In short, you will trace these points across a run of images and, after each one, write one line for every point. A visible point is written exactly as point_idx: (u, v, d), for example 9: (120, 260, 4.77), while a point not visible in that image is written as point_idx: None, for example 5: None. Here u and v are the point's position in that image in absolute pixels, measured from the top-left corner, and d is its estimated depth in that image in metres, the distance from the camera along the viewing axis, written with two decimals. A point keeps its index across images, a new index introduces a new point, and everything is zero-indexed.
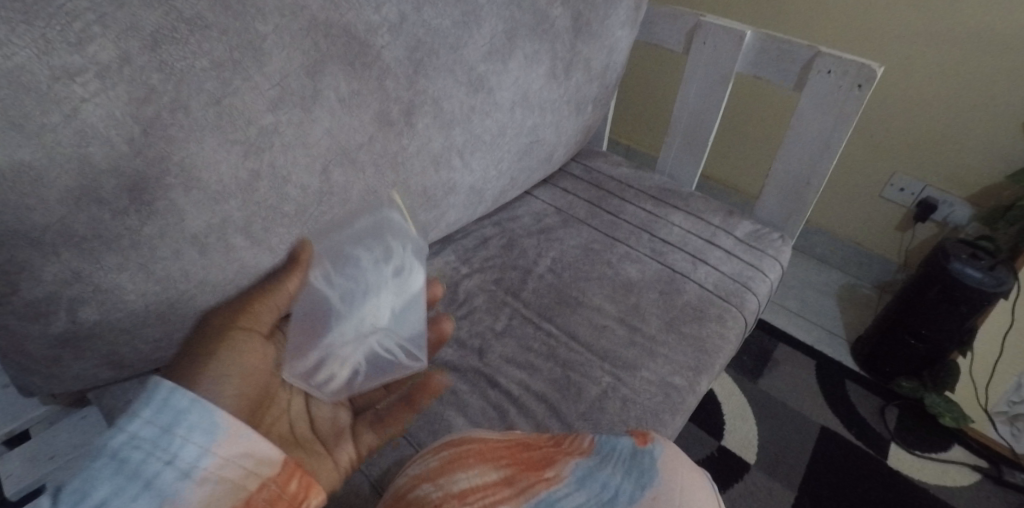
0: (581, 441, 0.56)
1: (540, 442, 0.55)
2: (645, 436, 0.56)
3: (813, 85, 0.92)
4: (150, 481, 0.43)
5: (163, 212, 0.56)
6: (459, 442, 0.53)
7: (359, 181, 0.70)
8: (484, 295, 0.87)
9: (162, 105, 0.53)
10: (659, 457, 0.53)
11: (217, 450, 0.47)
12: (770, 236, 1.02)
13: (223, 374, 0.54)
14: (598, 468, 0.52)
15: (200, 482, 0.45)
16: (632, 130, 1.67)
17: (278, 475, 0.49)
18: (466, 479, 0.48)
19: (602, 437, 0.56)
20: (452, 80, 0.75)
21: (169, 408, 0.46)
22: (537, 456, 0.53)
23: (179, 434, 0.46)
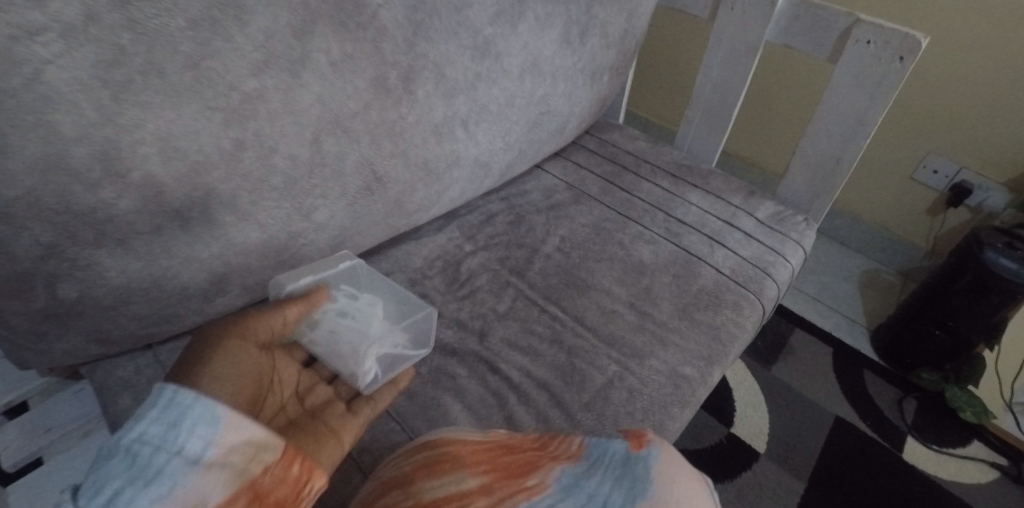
0: (569, 445, 0.53)
1: (525, 445, 0.52)
2: (641, 440, 0.53)
3: (850, 56, 0.84)
4: (160, 471, 0.39)
5: (140, 184, 0.52)
6: (437, 445, 0.51)
7: (354, 152, 0.65)
8: (488, 274, 0.83)
9: (134, 68, 0.48)
10: (653, 463, 0.50)
11: (221, 439, 0.42)
12: (794, 218, 0.96)
13: (217, 371, 0.51)
14: (585, 475, 0.48)
15: (207, 470, 0.41)
16: (650, 102, 1.59)
17: (281, 460, 0.44)
18: (439, 486, 0.45)
19: (592, 441, 0.53)
20: (456, 44, 0.69)
21: (171, 400, 0.42)
22: (520, 460, 0.49)
23: (185, 427, 0.41)
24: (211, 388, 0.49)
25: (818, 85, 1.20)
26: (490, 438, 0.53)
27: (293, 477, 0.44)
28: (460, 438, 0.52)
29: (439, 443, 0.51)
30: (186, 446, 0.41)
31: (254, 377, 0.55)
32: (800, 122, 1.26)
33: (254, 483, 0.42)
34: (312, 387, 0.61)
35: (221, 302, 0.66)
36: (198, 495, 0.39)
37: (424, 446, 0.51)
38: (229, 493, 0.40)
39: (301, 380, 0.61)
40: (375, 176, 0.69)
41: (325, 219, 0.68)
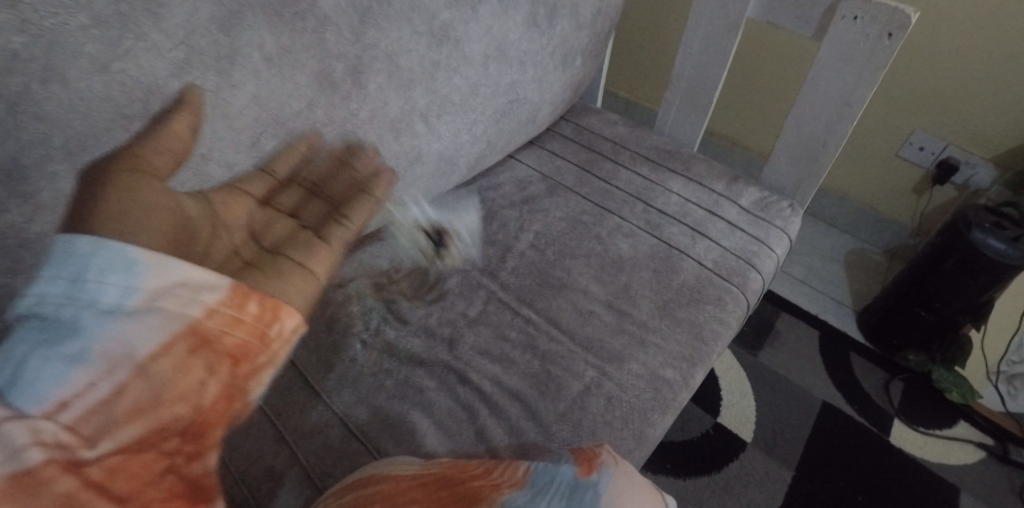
0: (514, 470, 0.47)
1: (465, 474, 0.46)
2: (591, 463, 0.48)
3: (836, 32, 0.79)
4: (77, 327, 0.37)
5: (53, 204, 0.47)
6: (368, 482, 0.45)
7: (301, 155, 0.60)
8: (459, 275, 0.78)
9: (29, 76, 0.42)
10: (604, 491, 0.46)
11: (145, 283, 0.41)
12: (779, 204, 0.92)
13: (134, 216, 0.45)
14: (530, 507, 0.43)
15: (134, 316, 0.39)
16: (631, 81, 1.53)
17: (226, 300, 0.44)
18: None
19: (539, 465, 0.47)
20: (409, 31, 0.63)
21: (71, 252, 0.39)
22: (459, 493, 0.44)
23: (92, 278, 0.39)
24: (125, 232, 0.43)
25: (804, 62, 1.14)
26: (428, 468, 0.47)
27: (246, 317, 0.44)
28: (394, 473, 0.46)
29: (370, 479, 0.45)
30: (102, 298, 0.38)
31: (180, 218, 0.49)
32: (786, 101, 1.21)
33: (193, 324, 0.42)
34: (268, 219, 0.58)
35: None
36: (130, 349, 0.38)
37: (354, 485, 0.46)
38: (166, 337, 0.40)
39: (252, 220, 0.57)
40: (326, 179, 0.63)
41: None
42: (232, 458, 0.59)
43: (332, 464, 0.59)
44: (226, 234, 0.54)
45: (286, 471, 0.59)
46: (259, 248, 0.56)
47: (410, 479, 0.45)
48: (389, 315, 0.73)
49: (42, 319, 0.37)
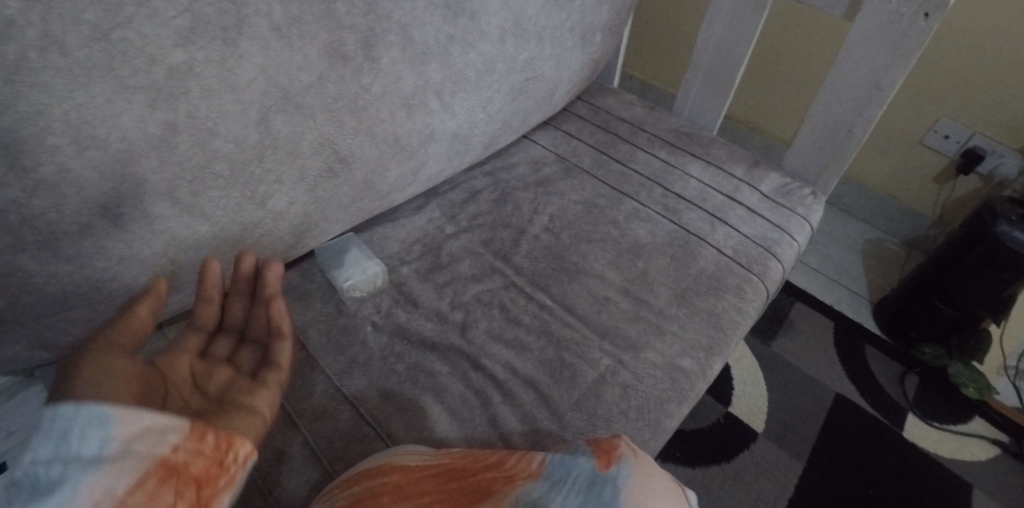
0: (528, 461, 0.45)
1: (475, 465, 0.45)
2: (610, 455, 0.45)
3: (870, 11, 0.75)
4: (58, 485, 0.36)
5: (54, 179, 0.45)
6: (376, 473, 0.44)
7: (311, 131, 0.57)
8: (472, 259, 0.76)
9: (27, 43, 0.40)
10: (624, 485, 0.43)
11: (120, 435, 0.40)
12: (801, 191, 0.89)
13: (93, 385, 0.43)
14: (545, 503, 0.42)
15: (112, 466, 0.38)
16: (648, 62, 1.49)
17: (195, 434, 0.42)
18: None
19: (554, 457, 0.45)
20: (424, 2, 0.60)
21: (53, 418, 0.38)
22: (469, 486, 0.43)
23: (74, 436, 0.38)
24: (87, 396, 0.42)
25: (831, 44, 1.10)
26: (437, 458, 0.46)
27: (210, 446, 0.43)
28: (403, 462, 0.45)
29: (378, 470, 0.44)
30: (81, 450, 0.38)
31: (139, 373, 0.47)
32: (810, 84, 1.18)
33: (166, 459, 0.40)
34: (210, 368, 0.55)
35: (176, 299, 0.60)
36: (106, 489, 0.37)
37: (361, 474, 0.44)
38: (136, 476, 0.38)
39: (197, 370, 0.54)
40: (337, 157, 0.61)
41: (284, 207, 0.60)
42: None
43: (343, 451, 0.58)
44: (175, 391, 0.50)
45: (295, 454, 0.58)
46: (206, 399, 0.52)
47: (419, 470, 0.44)
48: (401, 298, 0.71)
49: (27, 484, 0.36)
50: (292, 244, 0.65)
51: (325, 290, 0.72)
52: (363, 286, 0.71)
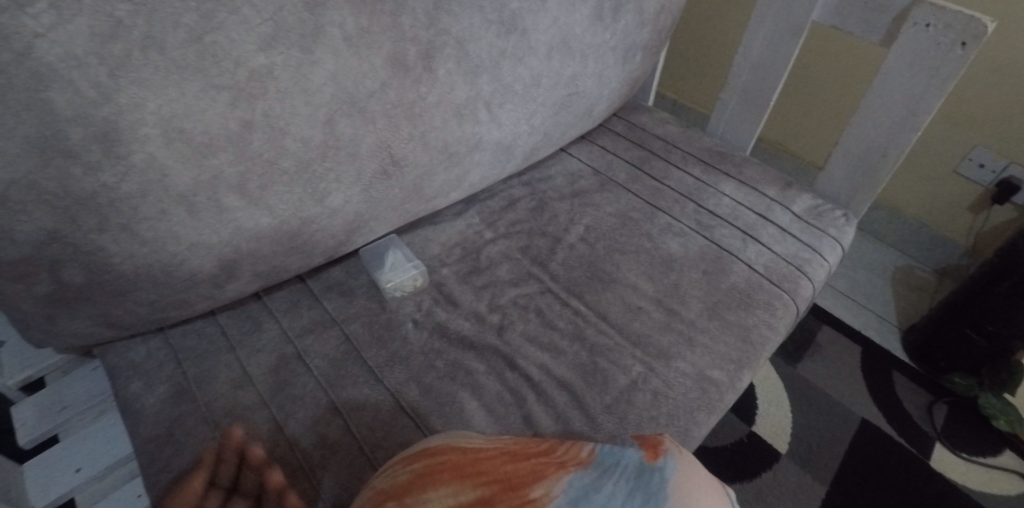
0: (579, 449, 0.48)
1: (528, 450, 0.48)
2: (656, 448, 0.48)
3: (907, 39, 0.77)
4: None
5: (142, 166, 0.50)
6: (435, 453, 0.47)
7: (370, 134, 0.61)
8: (510, 264, 0.79)
9: (131, 42, 0.45)
10: (670, 476, 0.46)
11: None
12: (832, 213, 0.90)
13: None
14: (595, 485, 0.44)
15: None
16: (683, 83, 1.52)
17: None
18: (437, 499, 0.43)
19: (604, 447, 0.48)
20: (481, 19, 0.64)
21: None
22: (525, 467, 0.46)
23: None
24: None
25: (868, 71, 1.12)
26: (492, 443, 0.49)
27: None
28: (460, 445, 0.48)
29: (437, 450, 0.48)
30: None
31: None
32: (845, 110, 1.19)
33: None
34: None
35: (234, 287, 0.64)
36: None
37: (421, 453, 0.48)
38: None
39: None
40: (391, 159, 0.64)
41: (340, 205, 0.64)
42: (289, 424, 0.62)
43: (383, 440, 0.61)
44: None
45: (338, 440, 0.61)
46: None
47: (475, 452, 0.47)
48: (440, 298, 0.74)
49: None
50: (343, 241, 0.69)
51: (368, 287, 0.75)
52: (405, 286, 0.74)
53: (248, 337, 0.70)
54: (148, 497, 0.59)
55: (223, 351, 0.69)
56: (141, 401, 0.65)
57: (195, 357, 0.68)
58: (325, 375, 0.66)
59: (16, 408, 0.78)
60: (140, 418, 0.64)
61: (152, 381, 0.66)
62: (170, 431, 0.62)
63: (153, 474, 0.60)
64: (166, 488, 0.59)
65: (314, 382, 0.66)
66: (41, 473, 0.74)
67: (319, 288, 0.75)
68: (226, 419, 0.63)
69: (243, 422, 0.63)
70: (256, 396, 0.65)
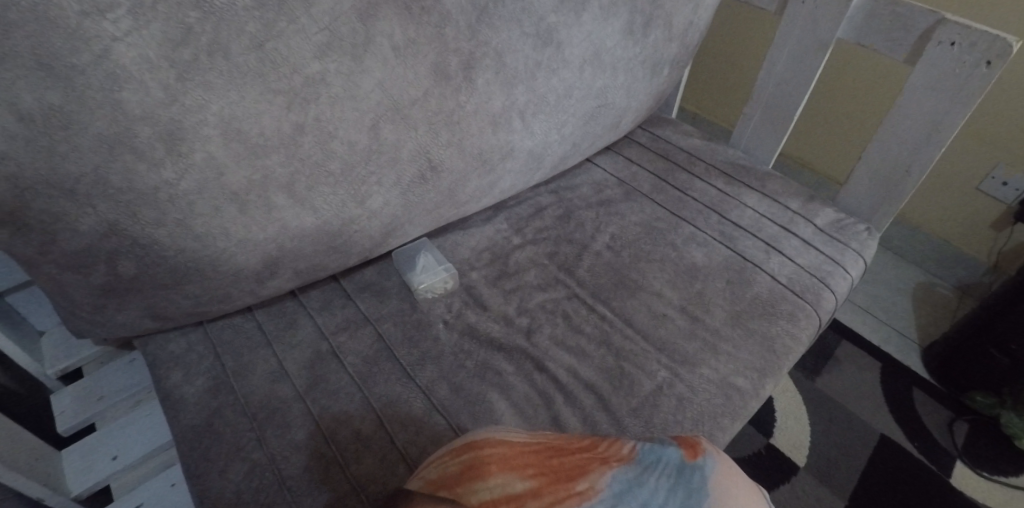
0: (621, 446, 0.50)
1: (571, 446, 0.50)
2: (696, 448, 0.50)
3: (931, 57, 0.79)
4: None
5: (201, 164, 0.52)
6: (481, 445, 0.48)
7: (411, 140, 0.63)
8: (537, 269, 0.81)
9: (199, 48, 0.48)
10: (710, 475, 0.48)
11: None
12: (855, 227, 0.91)
13: None
14: (639, 481, 0.46)
15: None
16: (705, 99, 1.55)
17: None
18: (486, 490, 0.45)
19: (645, 444, 0.50)
20: (519, 32, 0.67)
21: None
22: (569, 462, 0.47)
23: None
24: None
25: (893, 88, 1.13)
26: (536, 438, 0.50)
27: None
28: (505, 438, 0.50)
29: (483, 442, 0.49)
30: None
31: None
32: (869, 126, 1.20)
33: None
34: None
35: (275, 284, 0.66)
36: None
37: (466, 446, 0.49)
38: None
39: None
40: (429, 164, 0.67)
41: (379, 206, 0.66)
42: (323, 418, 0.64)
43: (416, 435, 0.63)
44: None
45: (372, 434, 0.63)
46: None
47: (520, 445, 0.49)
48: (470, 301, 0.76)
49: None
50: (379, 242, 0.71)
51: (400, 288, 0.77)
52: (436, 287, 0.77)
53: (284, 332, 0.72)
54: (188, 484, 0.61)
55: (260, 346, 0.71)
56: (181, 392, 0.67)
57: (233, 350, 0.70)
58: (359, 372, 0.68)
59: (56, 397, 0.81)
60: (180, 409, 0.66)
61: (193, 373, 0.69)
62: (210, 421, 0.64)
63: (193, 462, 0.62)
64: (205, 475, 0.61)
65: (348, 379, 0.68)
66: (79, 461, 0.76)
67: (352, 287, 0.77)
68: (263, 412, 0.65)
69: (279, 415, 0.65)
70: (292, 390, 0.67)
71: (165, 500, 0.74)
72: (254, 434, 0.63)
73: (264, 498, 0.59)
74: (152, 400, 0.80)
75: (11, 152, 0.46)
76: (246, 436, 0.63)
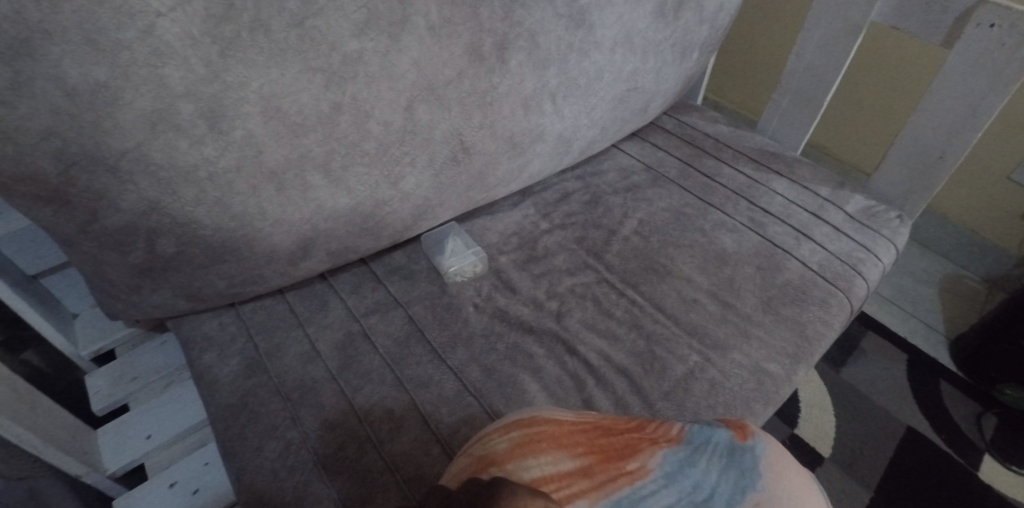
0: (668, 427, 0.52)
1: (619, 425, 0.51)
2: (745, 430, 0.51)
3: (968, 40, 0.77)
4: None
5: (240, 142, 0.53)
6: (530, 422, 0.49)
7: (444, 121, 0.64)
8: (565, 254, 0.81)
9: (241, 25, 0.49)
10: (761, 455, 0.49)
11: None
12: (887, 214, 0.89)
13: None
14: (689, 462, 0.49)
15: None
16: (731, 90, 1.54)
17: None
18: (538, 467, 0.46)
19: (694, 426, 0.52)
20: (552, 12, 0.66)
21: None
22: (619, 442, 0.49)
23: None
24: None
25: (925, 74, 1.12)
26: (584, 416, 0.51)
27: None
28: (553, 416, 0.50)
29: (532, 419, 0.50)
30: None
31: None
32: (900, 114, 1.19)
33: None
34: None
35: (307, 265, 0.67)
36: None
37: (514, 422, 0.50)
38: None
39: None
40: (461, 146, 0.67)
41: (411, 188, 0.66)
42: (356, 398, 0.65)
43: (448, 416, 0.63)
44: None
45: (405, 415, 0.63)
46: None
47: (569, 424, 0.50)
48: (499, 285, 0.77)
49: None
50: (409, 225, 0.71)
51: (429, 271, 0.78)
52: (466, 271, 0.77)
53: (315, 314, 0.73)
54: (223, 462, 0.62)
55: (292, 327, 0.71)
56: (215, 372, 0.68)
57: (265, 332, 0.71)
58: (390, 354, 0.69)
59: (90, 377, 0.82)
60: (214, 388, 0.66)
61: (226, 354, 0.69)
62: (244, 401, 0.65)
63: (229, 440, 0.62)
64: (241, 453, 0.61)
65: (380, 360, 0.68)
66: (114, 440, 0.77)
67: (381, 271, 0.78)
68: (296, 392, 0.65)
69: (312, 395, 0.65)
70: (325, 371, 0.67)
71: (198, 479, 0.75)
72: (287, 414, 0.64)
73: (300, 476, 0.59)
74: (186, 382, 0.82)
75: (57, 128, 0.46)
76: (280, 415, 0.63)
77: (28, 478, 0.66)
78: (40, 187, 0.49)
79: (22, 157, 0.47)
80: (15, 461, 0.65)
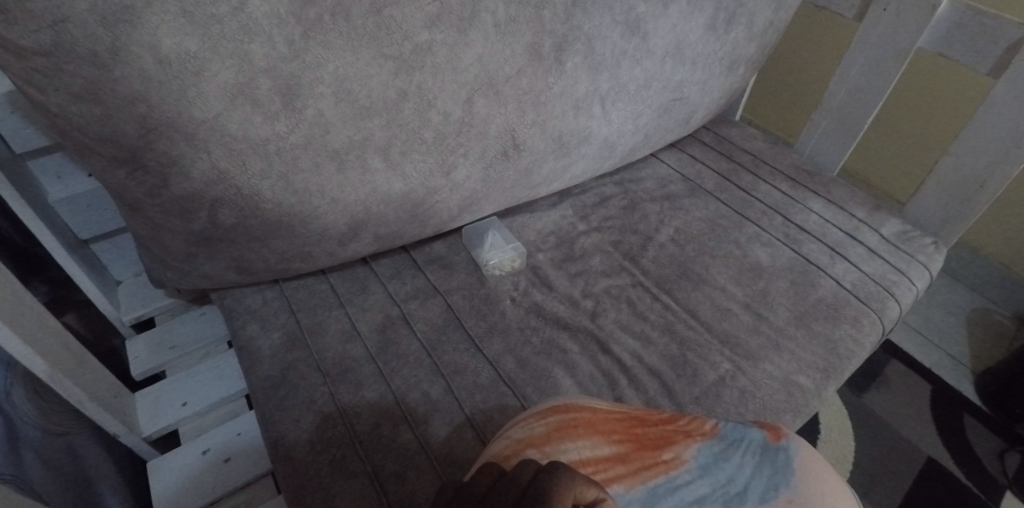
0: (702, 421, 0.54)
1: (653, 416, 0.53)
2: (778, 431, 0.53)
3: (1017, 71, 0.76)
4: None
5: (311, 121, 0.56)
6: (568, 409, 0.51)
7: (500, 116, 0.67)
8: (602, 256, 0.82)
9: (324, 9, 0.52)
10: (795, 455, 0.51)
11: None
12: (922, 239, 0.88)
13: None
14: (723, 456, 0.50)
15: None
16: (770, 110, 1.57)
17: None
18: (576, 450, 0.48)
19: (728, 424, 0.53)
20: (610, 18, 0.68)
21: None
22: (655, 434, 0.51)
23: None
24: None
25: (964, 109, 1.13)
26: (618, 406, 0.53)
27: None
28: (589, 403, 0.52)
29: (569, 406, 0.51)
30: None
31: None
32: (937, 147, 1.21)
33: None
34: None
35: (355, 246, 0.69)
36: None
37: (552, 408, 0.51)
38: None
39: None
40: (513, 142, 0.69)
41: (462, 180, 0.69)
42: (394, 379, 0.66)
43: (482, 402, 0.65)
44: None
45: (440, 399, 0.65)
46: None
47: (604, 412, 0.52)
48: (536, 280, 0.78)
49: None
50: (455, 216, 0.73)
51: (469, 263, 0.80)
52: (505, 265, 0.79)
53: (356, 296, 0.75)
54: (260, 430, 0.63)
55: (334, 306, 0.73)
56: (257, 344, 0.70)
57: (307, 309, 0.73)
58: (427, 339, 0.70)
59: (130, 342, 0.85)
60: (256, 359, 0.68)
61: (268, 327, 0.71)
62: (284, 373, 0.66)
63: (269, 410, 0.64)
64: (279, 423, 0.63)
65: (418, 345, 0.70)
66: (151, 404, 0.79)
67: (422, 259, 0.80)
68: (336, 369, 0.67)
69: (351, 373, 0.67)
70: (364, 351, 0.69)
71: (232, 448, 0.76)
72: (325, 389, 0.65)
73: (337, 449, 0.60)
74: (223, 353, 0.85)
75: (144, 92, 0.49)
76: (318, 390, 0.65)
77: (66, 434, 0.68)
78: (119, 148, 0.52)
79: (109, 118, 0.49)
80: (56, 416, 0.67)
